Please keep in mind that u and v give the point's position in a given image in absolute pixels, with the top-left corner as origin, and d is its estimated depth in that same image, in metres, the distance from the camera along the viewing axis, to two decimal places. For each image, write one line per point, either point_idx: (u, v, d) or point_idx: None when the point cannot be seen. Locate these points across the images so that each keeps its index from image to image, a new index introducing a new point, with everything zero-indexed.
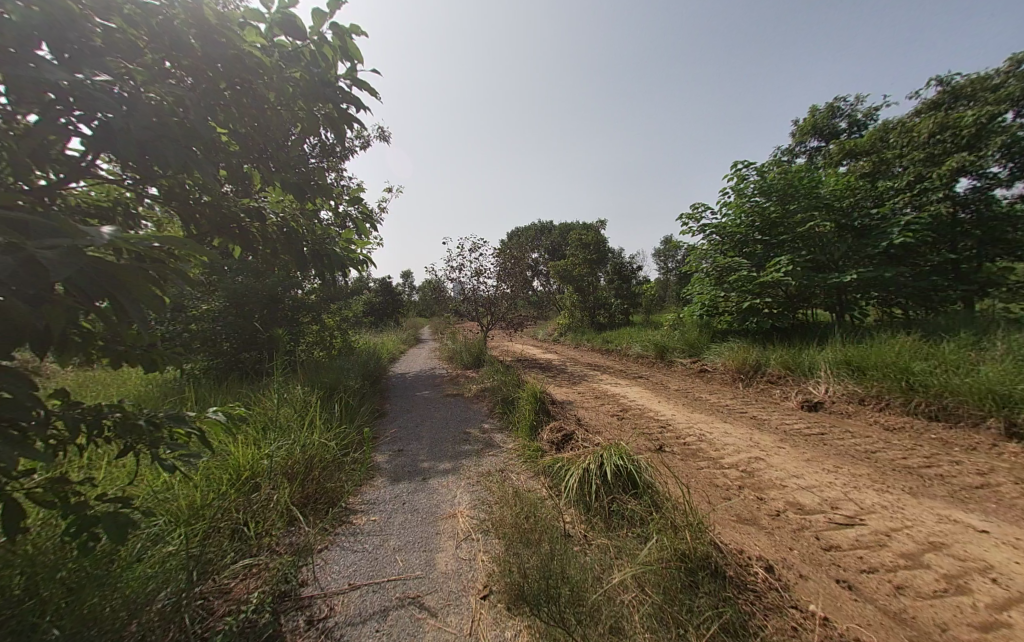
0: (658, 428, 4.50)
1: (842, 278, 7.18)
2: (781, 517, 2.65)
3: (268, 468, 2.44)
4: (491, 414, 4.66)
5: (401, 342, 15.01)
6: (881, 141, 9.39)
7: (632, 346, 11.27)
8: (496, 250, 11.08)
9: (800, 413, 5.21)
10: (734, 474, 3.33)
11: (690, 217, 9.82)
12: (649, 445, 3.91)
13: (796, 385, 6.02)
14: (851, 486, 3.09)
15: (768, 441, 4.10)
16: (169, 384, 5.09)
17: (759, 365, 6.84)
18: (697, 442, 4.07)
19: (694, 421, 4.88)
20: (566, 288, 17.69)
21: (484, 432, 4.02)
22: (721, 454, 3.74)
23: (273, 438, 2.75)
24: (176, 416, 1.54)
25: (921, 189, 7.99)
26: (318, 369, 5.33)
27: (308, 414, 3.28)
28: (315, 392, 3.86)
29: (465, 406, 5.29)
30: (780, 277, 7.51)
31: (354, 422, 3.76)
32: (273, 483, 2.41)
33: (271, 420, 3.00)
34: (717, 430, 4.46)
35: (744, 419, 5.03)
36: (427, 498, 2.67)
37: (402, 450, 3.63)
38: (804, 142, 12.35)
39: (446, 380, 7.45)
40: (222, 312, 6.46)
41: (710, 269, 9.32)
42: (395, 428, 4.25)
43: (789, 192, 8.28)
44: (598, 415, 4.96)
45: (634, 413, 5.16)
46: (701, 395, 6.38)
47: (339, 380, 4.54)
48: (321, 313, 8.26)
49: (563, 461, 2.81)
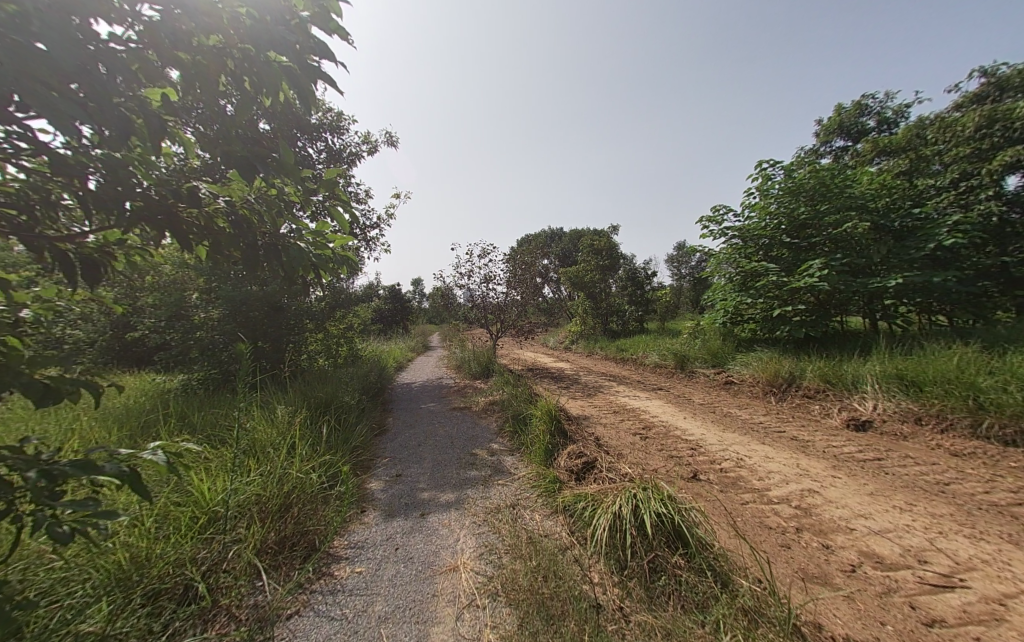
0: (689, 451, 3.99)
1: (883, 283, 6.60)
2: (858, 575, 2.15)
3: (228, 506, 2.06)
4: (501, 432, 4.23)
5: (408, 350, 14.69)
6: (918, 138, 8.81)
7: (648, 355, 10.74)
8: (507, 255, 10.73)
9: (847, 435, 4.66)
10: (787, 512, 2.82)
11: (711, 220, 9.34)
12: (682, 473, 3.42)
13: (838, 402, 5.45)
14: (935, 530, 2.56)
15: (818, 469, 3.57)
16: (158, 399, 4.80)
17: (793, 378, 6.28)
18: (735, 469, 3.57)
19: (727, 442, 4.37)
20: (577, 296, 17.25)
21: (494, 454, 3.59)
22: (767, 485, 3.24)
23: (245, 470, 2.38)
24: (82, 467, 1.15)
25: (967, 187, 7.38)
26: (316, 380, 4.98)
27: (293, 435, 2.90)
28: (307, 409, 3.49)
29: (472, 421, 4.88)
30: (812, 282, 6.95)
31: (348, 443, 3.37)
32: (245, 523, 2.06)
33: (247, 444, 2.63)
34: (757, 454, 3.93)
35: (783, 440, 4.50)
36: (424, 542, 2.24)
37: (401, 475, 3.22)
38: (829, 142, 11.79)
39: (454, 392, 7.05)
40: (222, 321, 6.21)
41: (733, 274, 8.78)
42: (394, 448, 3.85)
43: (819, 192, 7.76)
44: (619, 435, 4.47)
45: (659, 431, 4.67)
46: (731, 411, 5.84)
47: (336, 394, 4.18)
48: (325, 321, 7.97)
49: (588, 496, 2.36)
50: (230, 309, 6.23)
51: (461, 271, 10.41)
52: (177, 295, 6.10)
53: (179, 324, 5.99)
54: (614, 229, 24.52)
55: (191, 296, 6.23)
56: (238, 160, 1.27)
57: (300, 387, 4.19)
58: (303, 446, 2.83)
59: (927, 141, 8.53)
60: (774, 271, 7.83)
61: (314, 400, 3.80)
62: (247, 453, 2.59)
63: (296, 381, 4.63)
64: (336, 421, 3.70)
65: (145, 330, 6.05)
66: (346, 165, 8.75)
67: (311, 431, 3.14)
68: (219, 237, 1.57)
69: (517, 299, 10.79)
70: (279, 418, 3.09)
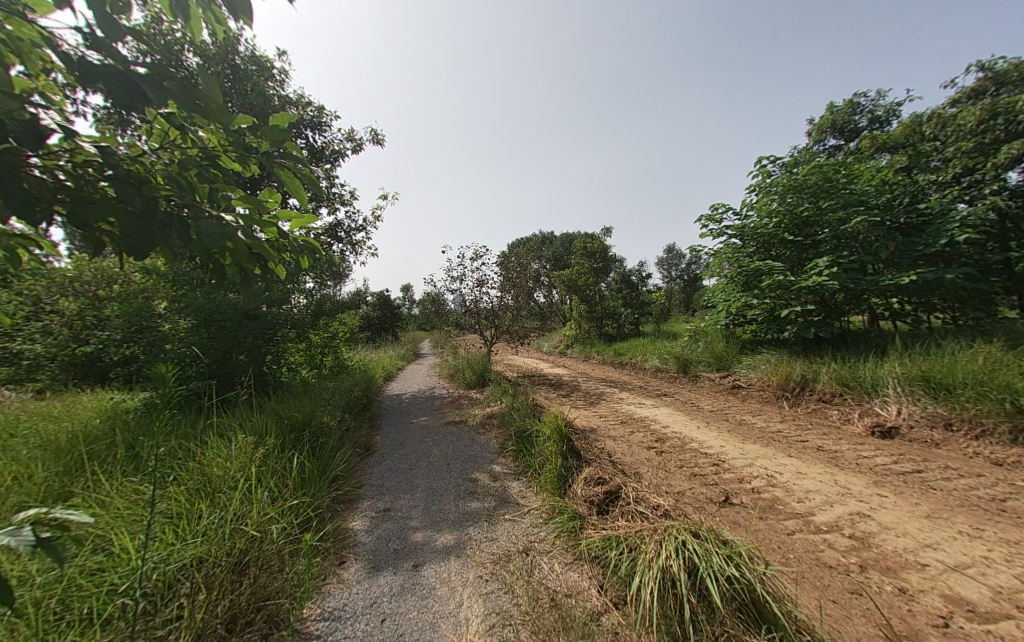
0: (713, 469, 3.58)
1: (894, 281, 6.35)
2: (953, 631, 1.76)
3: (148, 572, 1.60)
4: (502, 451, 3.79)
5: (398, 358, 14.09)
6: (916, 133, 8.69)
7: (648, 359, 10.38)
8: (499, 258, 10.32)
9: (874, 443, 4.32)
10: (843, 544, 2.43)
11: (710, 218, 9.10)
12: (712, 498, 3.00)
13: (859, 407, 5.12)
14: (1021, 564, 2.19)
15: (858, 486, 3.20)
16: (113, 422, 4.25)
17: (806, 381, 5.97)
18: (769, 489, 3.18)
19: (751, 455, 3.98)
20: (570, 299, 16.89)
21: (495, 480, 3.12)
22: (810, 510, 2.84)
23: (189, 526, 1.92)
24: None
25: (970, 181, 7.23)
26: (294, 395, 4.46)
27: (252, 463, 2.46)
28: (277, 434, 2.98)
29: (469, 438, 4.42)
30: (820, 280, 6.68)
31: (326, 474, 2.88)
32: (191, 585, 1.63)
33: (194, 490, 2.17)
34: (787, 469, 3.55)
35: (810, 451, 4.12)
36: (417, 609, 1.75)
37: (389, 510, 2.74)
38: (822, 140, 11.70)
39: (447, 403, 6.56)
40: (191, 333, 5.64)
41: (734, 273, 8.50)
42: (382, 474, 3.38)
43: (821, 187, 7.55)
44: (633, 451, 4.03)
45: (674, 445, 4.26)
46: (743, 418, 5.49)
47: (314, 412, 3.67)
48: (307, 330, 7.44)
49: (624, 541, 1.91)
50: (200, 319, 5.66)
51: (452, 275, 9.93)
52: (140, 303, 5.51)
53: (142, 336, 5.39)
54: (605, 231, 24.33)
55: (157, 304, 5.67)
56: (109, 81, 1.05)
57: (272, 406, 3.67)
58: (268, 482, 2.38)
59: (926, 136, 8.40)
60: (778, 269, 7.56)
61: (287, 422, 3.29)
62: (190, 496, 2.14)
63: (270, 399, 4.11)
64: (312, 447, 3.19)
65: (99, 345, 5.39)
66: (328, 165, 8.24)
67: (280, 460, 2.66)
68: (88, 204, 1.16)
69: (510, 302, 10.38)
70: (237, 446, 2.60)
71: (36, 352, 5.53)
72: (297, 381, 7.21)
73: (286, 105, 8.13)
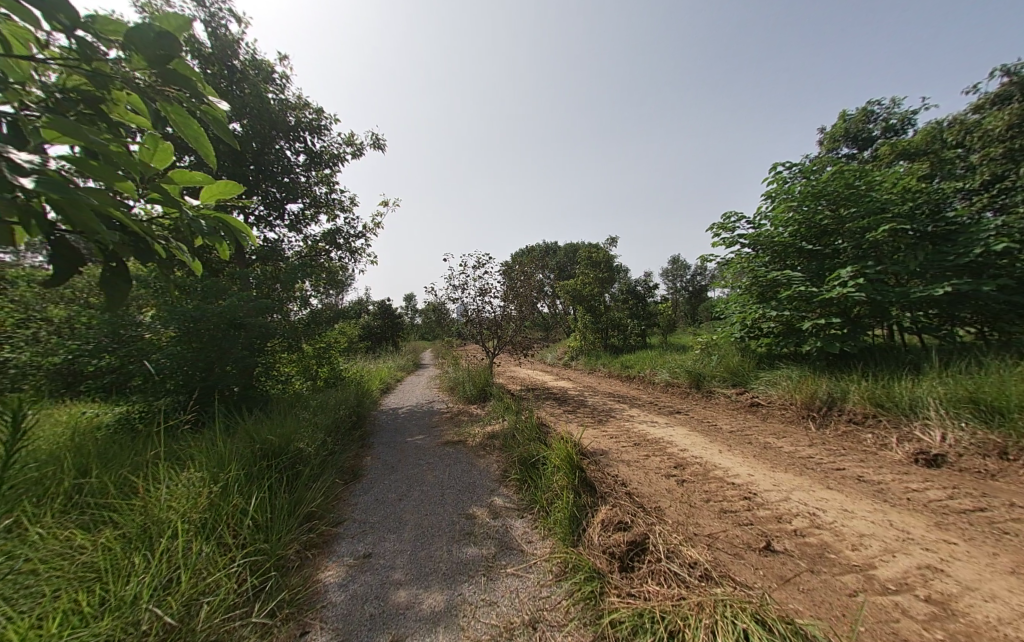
0: (745, 505, 3.14)
1: (927, 293, 5.92)
2: None
3: None
4: (503, 479, 3.38)
5: (397, 369, 13.68)
6: (939, 139, 8.32)
7: (657, 372, 9.93)
8: (504, 266, 9.98)
9: (921, 474, 3.86)
10: (921, 610, 1.99)
11: (722, 227, 8.72)
12: (751, 544, 2.56)
13: (896, 431, 4.66)
14: None
15: (918, 530, 2.74)
16: (86, 440, 3.91)
17: (833, 400, 5.55)
18: (815, 531, 2.74)
19: (785, 485, 3.54)
20: (575, 310, 16.47)
21: (495, 518, 2.69)
22: (870, 562, 2.39)
23: (117, 592, 1.60)
24: None
25: (1001, 188, 6.84)
26: (277, 412, 4.07)
27: (209, 505, 2.13)
28: (243, 463, 2.61)
29: (467, 461, 3.99)
30: (846, 292, 6.24)
31: (298, 511, 2.49)
32: None
33: (136, 544, 1.87)
34: (832, 507, 3.09)
35: (850, 483, 3.67)
36: None
37: (370, 554, 2.34)
38: (834, 149, 11.38)
39: (445, 420, 6.14)
40: (175, 343, 5.29)
41: (749, 284, 8.10)
42: (367, 507, 2.97)
43: (842, 194, 7.17)
44: (651, 481, 3.59)
45: (697, 473, 3.81)
46: (768, 440, 5.03)
47: (293, 435, 3.27)
48: (301, 340, 7.07)
49: (661, 623, 1.53)
50: (184, 329, 5.30)
51: (454, 284, 9.59)
52: (122, 311, 5.15)
53: (122, 347, 5.01)
54: (610, 241, 24.02)
55: (142, 312, 5.32)
56: None
57: (247, 428, 3.27)
58: (222, 532, 2.04)
59: (949, 143, 8.03)
60: (798, 279, 7.14)
61: (262, 448, 2.92)
62: (124, 554, 1.82)
63: (248, 418, 3.72)
64: (286, 479, 2.81)
65: (68, 355, 4.70)
66: (327, 170, 7.98)
67: (245, 499, 2.31)
68: None
69: (514, 313, 10.02)
70: (196, 483, 2.27)
71: (21, 361, 4.41)
72: (288, 395, 6.82)
73: (285, 109, 7.91)
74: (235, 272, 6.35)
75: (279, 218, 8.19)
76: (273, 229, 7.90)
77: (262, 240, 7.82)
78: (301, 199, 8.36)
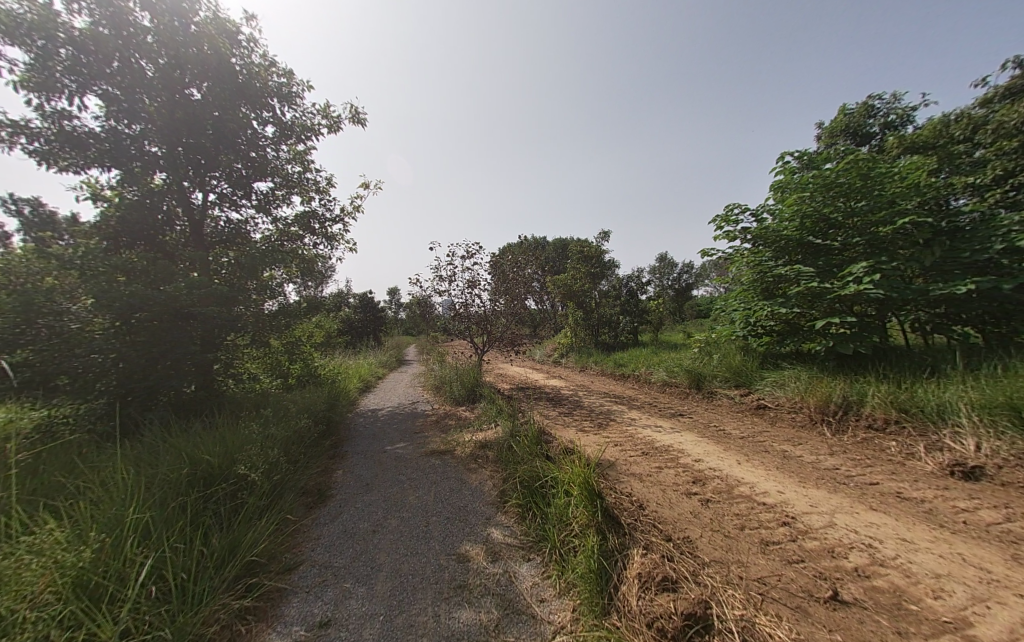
0: (787, 534, 2.65)
1: (944, 291, 5.59)
2: None
3: None
4: (501, 503, 2.80)
5: (378, 366, 12.91)
6: (947, 132, 8.03)
7: (653, 371, 9.52)
8: (494, 259, 9.37)
9: (965, 489, 3.47)
10: None
11: (724, 220, 8.31)
12: (812, 592, 2.07)
13: (923, 440, 4.30)
14: None
15: (999, 568, 2.30)
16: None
17: (848, 404, 5.18)
18: (880, 571, 2.28)
19: (825, 506, 3.07)
20: (566, 306, 15.96)
21: (495, 562, 2.12)
22: (964, 618, 1.92)
23: None
24: None
25: (1014, 184, 6.57)
26: (227, 419, 3.39)
27: (85, 582, 1.54)
28: (153, 504, 1.98)
29: (456, 477, 3.39)
30: (862, 288, 5.83)
31: (226, 568, 1.86)
32: None
33: None
34: (888, 536, 2.63)
35: (893, 501, 3.24)
36: None
37: (328, 622, 1.73)
38: (832, 145, 11.11)
39: (430, 424, 5.52)
40: (112, 336, 4.53)
41: (753, 280, 7.72)
42: (330, 544, 2.35)
43: (854, 185, 6.77)
44: (672, 502, 3.08)
45: (720, 491, 3.32)
46: (785, 448, 4.61)
47: (237, 453, 2.63)
48: (270, 334, 6.34)
49: None
50: (123, 319, 4.53)
51: (440, 275, 8.92)
52: (44, 296, 4.31)
53: (46, 339, 4.23)
54: (601, 237, 23.52)
55: (71, 298, 4.50)
56: None
57: (179, 444, 2.62)
58: (95, 623, 1.45)
59: (957, 139, 7.77)
60: (806, 274, 6.75)
61: (190, 476, 2.32)
62: None
63: (187, 429, 3.04)
64: (221, 516, 2.19)
65: None
66: (300, 145, 7.17)
67: (147, 559, 1.71)
68: None
69: (504, 307, 9.43)
70: (80, 542, 1.68)
71: None
72: (253, 395, 6.08)
73: (253, 76, 7.08)
74: (189, 256, 5.57)
75: (245, 197, 7.37)
76: (238, 210, 7.11)
77: (225, 221, 7.00)
78: (270, 178, 7.56)
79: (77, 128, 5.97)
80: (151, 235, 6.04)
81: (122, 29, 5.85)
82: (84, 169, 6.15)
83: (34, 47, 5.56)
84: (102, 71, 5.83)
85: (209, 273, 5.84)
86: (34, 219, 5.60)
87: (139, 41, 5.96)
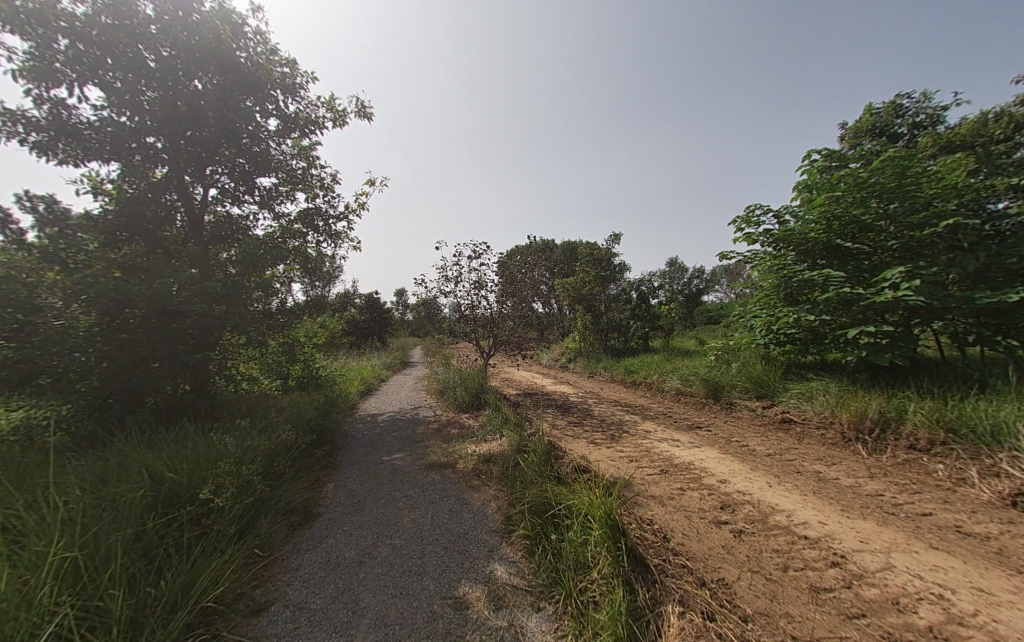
0: (840, 578, 2.27)
1: (992, 300, 5.13)
2: None
3: None
4: (506, 533, 2.45)
5: (381, 368, 12.61)
6: (986, 131, 7.52)
7: (667, 379, 9.09)
8: (502, 259, 9.05)
9: None
10: None
11: (744, 221, 7.89)
12: None
13: (976, 464, 3.86)
14: None
15: None
16: None
17: (886, 421, 4.75)
18: (963, 632, 1.88)
19: (878, 543, 2.67)
20: (575, 309, 15.55)
21: (499, 611, 1.78)
22: None
23: None
24: None
25: None
26: (209, 428, 3.10)
27: None
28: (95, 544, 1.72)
29: (456, 497, 3.06)
30: (900, 294, 5.39)
31: (172, 620, 1.56)
32: None
33: None
34: (961, 584, 2.23)
35: (955, 537, 2.83)
36: None
37: None
38: (857, 145, 10.62)
39: (431, 432, 5.20)
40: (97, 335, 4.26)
41: (776, 285, 7.28)
42: (307, 580, 2.02)
43: (889, 184, 6.30)
44: (700, 532, 2.71)
45: (754, 521, 2.94)
46: (818, 469, 4.19)
47: (209, 474, 2.35)
48: (269, 333, 6.10)
49: None
50: (109, 316, 4.27)
51: (446, 276, 8.63)
52: (27, 291, 4.06)
53: (29, 337, 4.00)
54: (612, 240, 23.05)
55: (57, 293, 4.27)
56: None
57: (146, 462, 2.35)
58: None
59: (997, 137, 7.28)
60: (835, 279, 6.31)
61: (144, 501, 2.07)
62: None
63: (162, 440, 2.76)
64: (180, 552, 1.90)
65: None
66: (304, 139, 6.94)
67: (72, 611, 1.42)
68: None
69: (511, 310, 9.09)
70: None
71: None
72: (248, 397, 5.82)
73: (258, 67, 6.87)
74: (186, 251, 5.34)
75: (248, 193, 7.19)
76: (240, 205, 6.92)
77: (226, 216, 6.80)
78: (273, 173, 7.36)
79: (76, 119, 5.79)
80: (151, 229, 5.81)
81: (125, 17, 5.68)
82: (84, 161, 5.98)
83: (34, 36, 5.40)
84: (103, 61, 5.66)
85: (206, 269, 5.61)
86: (49, 216, 5.45)
87: (141, 30, 5.76)
